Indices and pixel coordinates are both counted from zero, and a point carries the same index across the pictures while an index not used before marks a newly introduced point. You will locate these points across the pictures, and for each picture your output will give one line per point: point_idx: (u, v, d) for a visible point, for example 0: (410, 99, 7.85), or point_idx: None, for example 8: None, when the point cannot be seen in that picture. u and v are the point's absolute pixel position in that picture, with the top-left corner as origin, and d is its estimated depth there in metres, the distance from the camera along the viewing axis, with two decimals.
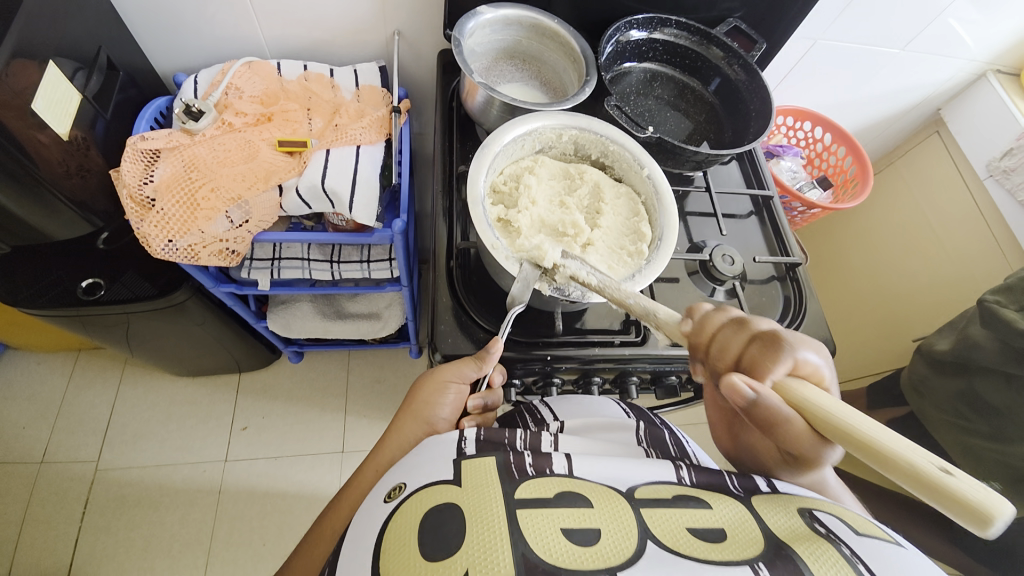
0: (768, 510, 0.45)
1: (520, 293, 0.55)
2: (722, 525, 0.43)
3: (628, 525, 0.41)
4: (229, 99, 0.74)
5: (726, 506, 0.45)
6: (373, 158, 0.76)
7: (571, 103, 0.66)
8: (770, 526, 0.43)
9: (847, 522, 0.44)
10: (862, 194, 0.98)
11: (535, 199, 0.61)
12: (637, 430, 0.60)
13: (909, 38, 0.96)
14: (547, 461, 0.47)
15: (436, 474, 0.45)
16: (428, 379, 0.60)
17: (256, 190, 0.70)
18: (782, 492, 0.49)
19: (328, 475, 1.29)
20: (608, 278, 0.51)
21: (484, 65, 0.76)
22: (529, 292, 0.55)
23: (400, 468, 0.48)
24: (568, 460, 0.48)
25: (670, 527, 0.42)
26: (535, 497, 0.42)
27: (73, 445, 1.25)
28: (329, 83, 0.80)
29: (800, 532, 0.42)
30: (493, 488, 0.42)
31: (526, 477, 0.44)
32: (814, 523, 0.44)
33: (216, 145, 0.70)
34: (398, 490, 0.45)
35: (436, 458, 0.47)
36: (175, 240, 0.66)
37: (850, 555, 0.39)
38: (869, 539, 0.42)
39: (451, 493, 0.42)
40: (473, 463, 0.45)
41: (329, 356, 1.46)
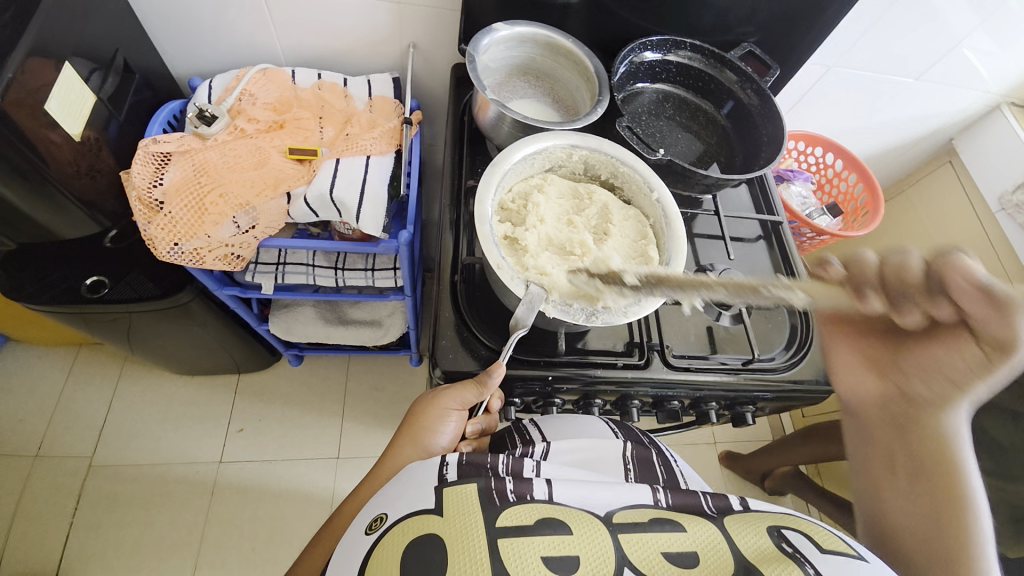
0: (739, 531, 0.45)
1: (524, 316, 0.54)
2: (696, 551, 0.42)
3: (604, 552, 0.41)
4: (242, 105, 0.75)
5: (700, 530, 0.44)
6: (381, 169, 0.76)
7: (582, 123, 0.66)
8: (740, 550, 0.43)
9: (812, 538, 0.45)
10: (873, 223, 0.97)
11: (543, 217, 0.60)
12: (626, 450, 0.58)
13: (923, 68, 0.95)
14: (528, 486, 0.45)
15: (417, 503, 0.43)
16: (429, 404, 0.60)
17: (264, 197, 0.70)
18: (755, 511, 0.48)
19: (322, 482, 1.28)
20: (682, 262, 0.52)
21: (497, 80, 0.76)
22: (533, 315, 0.54)
23: (382, 497, 0.47)
24: (549, 485, 0.46)
25: (644, 554, 0.41)
26: (514, 525, 0.41)
27: (69, 440, 1.25)
28: (342, 93, 0.80)
29: (768, 553, 0.42)
30: (474, 516, 0.41)
31: (508, 504, 0.43)
32: (782, 543, 0.44)
33: (226, 151, 0.70)
34: (380, 520, 0.44)
35: (418, 486, 0.45)
36: (182, 243, 0.67)
37: None
38: (834, 557, 0.42)
39: (434, 524, 0.41)
40: (454, 491, 0.43)
41: (329, 361, 1.45)
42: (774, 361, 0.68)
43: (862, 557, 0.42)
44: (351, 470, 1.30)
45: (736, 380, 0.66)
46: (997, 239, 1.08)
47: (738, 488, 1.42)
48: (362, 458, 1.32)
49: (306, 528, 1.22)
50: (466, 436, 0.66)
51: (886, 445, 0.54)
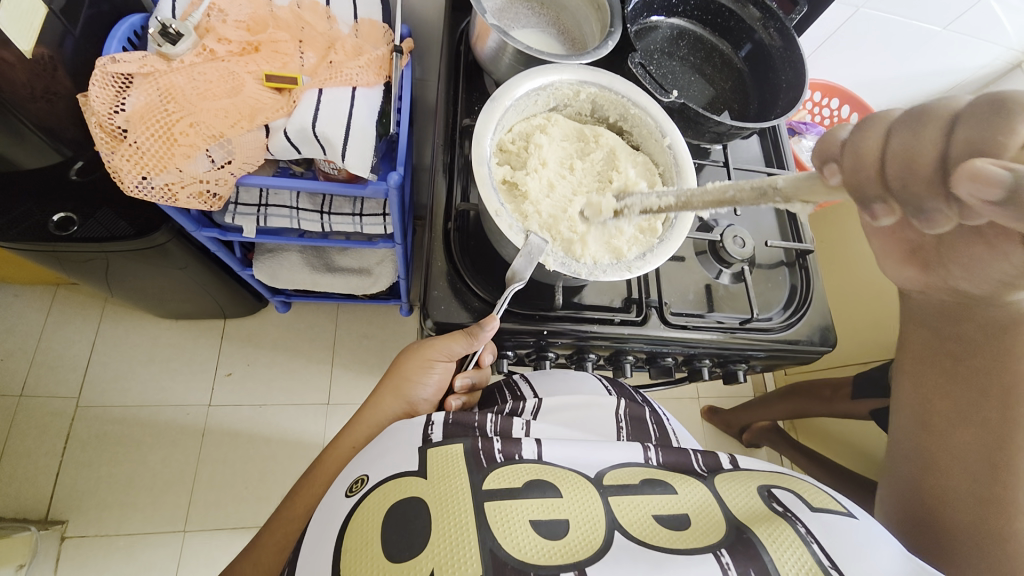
0: (729, 490, 0.46)
1: (522, 268, 0.51)
2: (687, 512, 0.43)
3: (594, 513, 0.41)
4: (212, 22, 0.67)
5: (691, 490, 0.45)
6: (369, 103, 0.70)
7: (591, 57, 0.60)
8: (731, 509, 0.43)
9: (802, 497, 0.45)
10: None
11: (545, 161, 0.56)
12: (617, 408, 0.57)
13: (953, 17, 0.88)
14: (516, 448, 0.45)
15: (401, 465, 0.42)
16: (413, 356, 0.59)
17: (239, 129, 0.64)
18: (743, 469, 0.50)
19: (313, 425, 1.30)
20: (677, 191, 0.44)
21: (499, 6, 0.69)
22: (531, 267, 0.50)
23: (363, 458, 0.46)
24: (538, 445, 0.46)
25: (636, 516, 0.41)
26: (502, 488, 0.41)
27: (53, 380, 1.23)
28: (325, 14, 0.72)
29: (758, 513, 0.43)
30: (460, 478, 0.41)
31: (494, 466, 0.42)
32: (772, 502, 0.44)
33: (195, 75, 0.63)
34: (360, 483, 0.43)
35: (403, 446, 0.45)
36: (150, 178, 0.61)
37: (805, 534, 0.40)
38: (823, 514, 0.42)
39: (417, 487, 0.40)
40: (439, 451, 0.43)
41: (318, 307, 1.42)
42: (770, 322, 0.67)
43: (852, 514, 0.43)
44: (342, 415, 1.32)
45: (732, 339, 0.65)
46: None
47: (717, 440, 1.47)
48: (352, 404, 1.34)
49: (297, 470, 1.24)
50: (455, 390, 0.65)
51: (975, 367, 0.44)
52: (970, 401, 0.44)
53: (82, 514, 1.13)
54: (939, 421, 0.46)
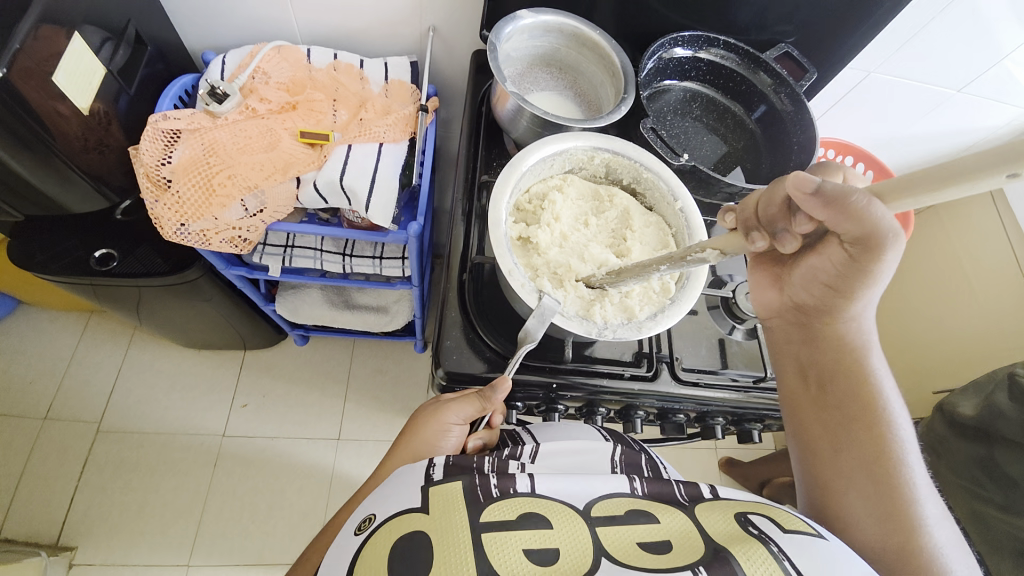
0: (709, 518, 0.44)
1: (534, 329, 0.51)
2: (669, 538, 0.42)
3: (582, 545, 0.40)
4: (255, 83, 0.73)
5: (672, 519, 0.44)
6: (394, 157, 0.74)
7: (604, 122, 0.63)
8: (708, 533, 0.42)
9: (775, 519, 0.44)
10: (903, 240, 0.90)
11: (559, 217, 0.59)
12: (614, 454, 0.57)
13: (968, 80, 0.90)
14: (510, 481, 0.45)
15: (404, 503, 0.43)
16: (428, 418, 0.59)
17: (273, 181, 0.68)
18: (724, 498, 0.48)
19: (322, 460, 1.30)
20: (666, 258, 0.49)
21: (518, 70, 0.73)
22: (542, 328, 0.51)
23: (371, 499, 0.47)
24: (531, 478, 0.45)
25: (620, 542, 0.41)
26: (500, 521, 0.40)
27: (78, 404, 1.27)
28: (358, 75, 0.78)
29: (735, 536, 0.42)
30: (458, 514, 0.41)
31: (492, 500, 0.42)
32: (748, 526, 0.43)
33: (237, 131, 0.68)
34: (368, 522, 0.44)
35: (407, 487, 0.45)
36: (188, 224, 0.66)
37: (777, 551, 0.39)
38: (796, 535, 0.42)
39: (420, 523, 0.41)
40: (440, 490, 0.43)
41: (335, 342, 1.45)
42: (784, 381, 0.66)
43: (821, 534, 0.42)
44: (351, 451, 1.32)
45: (743, 398, 0.64)
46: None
47: None
48: (362, 440, 1.34)
49: (303, 506, 1.24)
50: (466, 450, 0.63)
51: (818, 378, 0.52)
52: (835, 420, 0.50)
53: (90, 542, 1.14)
54: (830, 458, 0.49)
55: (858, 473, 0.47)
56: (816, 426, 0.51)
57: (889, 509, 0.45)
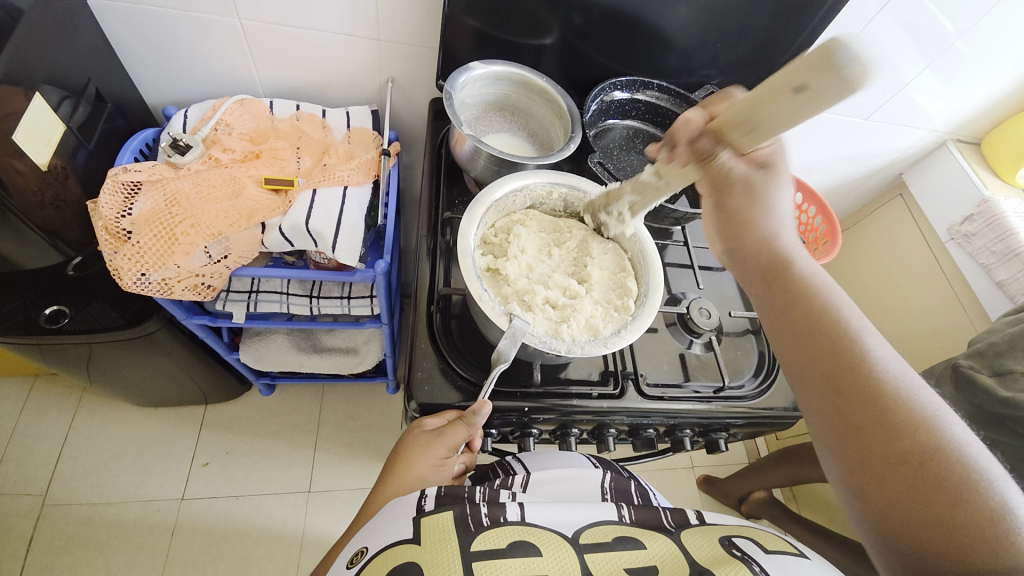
0: (695, 541, 0.47)
1: (506, 349, 0.52)
2: (655, 563, 0.43)
3: (572, 572, 0.41)
4: (218, 135, 0.75)
5: (659, 543, 0.45)
6: (358, 198, 0.77)
7: (556, 158, 0.68)
8: (694, 557, 0.44)
9: (758, 541, 0.47)
10: (834, 253, 1.00)
11: (524, 248, 0.62)
12: (604, 479, 0.58)
13: (873, 109, 1.02)
14: (501, 510, 0.45)
15: (397, 534, 0.43)
16: (414, 450, 0.55)
17: (238, 227, 0.69)
18: (710, 523, 0.50)
19: (292, 516, 1.24)
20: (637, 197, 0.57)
21: (474, 115, 0.79)
22: (517, 348, 0.52)
23: (364, 531, 0.47)
24: (521, 507, 0.46)
25: (609, 568, 0.41)
26: (489, 548, 0.41)
27: (18, 478, 1.17)
28: (320, 124, 0.81)
29: (718, 559, 0.44)
30: (451, 542, 0.41)
31: (482, 529, 0.42)
32: (732, 548, 0.45)
33: (200, 180, 0.70)
34: (360, 554, 0.44)
35: (399, 517, 0.45)
36: (150, 274, 0.65)
37: (759, 572, 0.42)
38: (778, 556, 0.45)
39: (412, 553, 0.40)
40: (431, 519, 0.43)
41: (302, 390, 1.41)
42: (741, 389, 0.70)
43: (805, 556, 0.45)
44: (324, 502, 1.27)
45: (709, 408, 0.67)
46: (948, 266, 1.13)
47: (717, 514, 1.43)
48: (334, 491, 1.29)
49: (274, 567, 1.17)
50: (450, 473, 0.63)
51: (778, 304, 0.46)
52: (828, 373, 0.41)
53: None
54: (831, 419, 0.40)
55: (820, 394, 0.41)
56: (809, 379, 0.42)
57: (852, 421, 0.38)
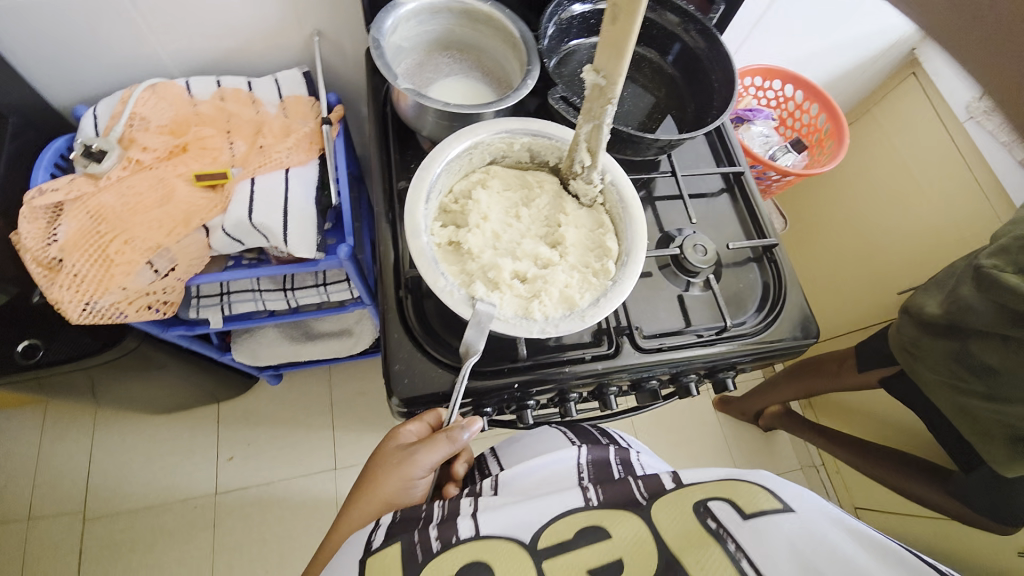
0: (666, 514, 0.48)
1: (473, 339, 0.48)
2: (621, 556, 0.44)
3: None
4: (135, 132, 0.66)
5: (625, 529, 0.46)
6: (305, 180, 0.69)
7: (514, 100, 0.59)
8: (663, 537, 0.46)
9: (737, 504, 0.48)
10: (839, 155, 0.90)
11: (486, 215, 0.55)
12: (580, 457, 0.57)
13: None
14: (453, 528, 0.45)
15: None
16: (393, 468, 0.55)
17: (177, 236, 0.63)
18: (685, 485, 0.51)
19: (324, 494, 1.28)
20: (591, 131, 0.50)
21: (416, 61, 0.69)
22: (484, 337, 0.48)
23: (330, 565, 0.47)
24: (475, 519, 0.46)
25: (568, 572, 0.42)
26: None
27: (58, 498, 1.22)
28: (248, 99, 0.72)
29: (692, 535, 0.45)
30: None
31: (432, 556, 0.43)
32: (707, 519, 0.47)
33: (124, 189, 0.63)
34: None
35: (354, 553, 0.45)
36: (95, 301, 0.60)
37: (734, 552, 0.44)
38: (755, 521, 0.46)
39: None
40: (380, 556, 0.43)
41: (310, 374, 1.41)
42: (744, 328, 0.65)
43: (789, 509, 0.46)
44: (352, 477, 1.30)
45: (714, 351, 0.63)
46: (967, 150, 1.02)
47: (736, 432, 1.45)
48: (359, 464, 1.32)
49: (315, 542, 1.23)
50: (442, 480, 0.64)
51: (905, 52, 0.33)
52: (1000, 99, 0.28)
53: None
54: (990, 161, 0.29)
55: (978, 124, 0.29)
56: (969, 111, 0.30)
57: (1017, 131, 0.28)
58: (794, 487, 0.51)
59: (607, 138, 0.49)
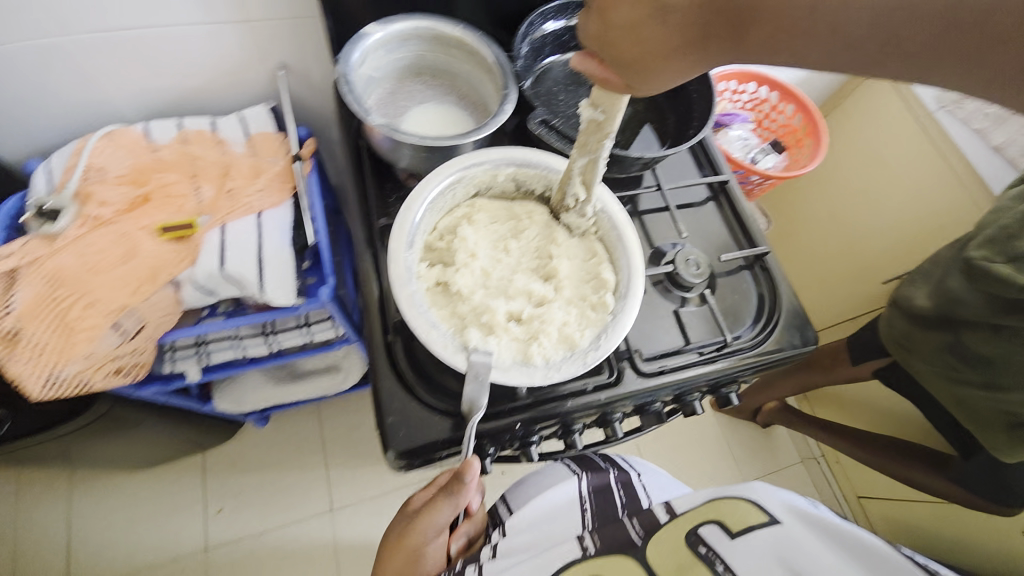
0: (661, 548, 0.47)
1: (474, 395, 0.46)
2: None
3: None
4: (91, 184, 0.62)
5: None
6: (279, 224, 0.66)
7: (492, 127, 0.57)
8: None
9: (725, 525, 0.47)
10: (819, 154, 0.90)
11: (474, 252, 0.54)
12: (581, 491, 0.61)
13: None
14: None
15: None
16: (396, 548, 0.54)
17: (144, 294, 0.58)
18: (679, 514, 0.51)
19: (322, 537, 1.22)
20: (586, 162, 0.50)
21: (388, 90, 0.66)
22: (484, 390, 0.45)
23: None
24: None
25: None
26: None
27: (34, 569, 1.14)
28: (214, 140, 0.68)
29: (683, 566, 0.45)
30: None
31: None
32: (698, 545, 0.46)
33: (83, 248, 0.58)
34: None
35: None
36: (58, 372, 0.56)
37: None
38: (743, 541, 0.45)
39: None
40: None
41: (299, 411, 1.35)
42: (739, 344, 0.63)
43: (775, 520, 0.47)
44: (350, 517, 1.25)
45: (717, 368, 0.61)
46: (937, 138, 1.03)
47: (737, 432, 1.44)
48: (357, 502, 1.27)
49: None
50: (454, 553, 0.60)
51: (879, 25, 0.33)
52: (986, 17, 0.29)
53: None
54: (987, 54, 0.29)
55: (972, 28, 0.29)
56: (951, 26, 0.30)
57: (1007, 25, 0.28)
58: (780, 494, 0.52)
59: (603, 171, 0.50)
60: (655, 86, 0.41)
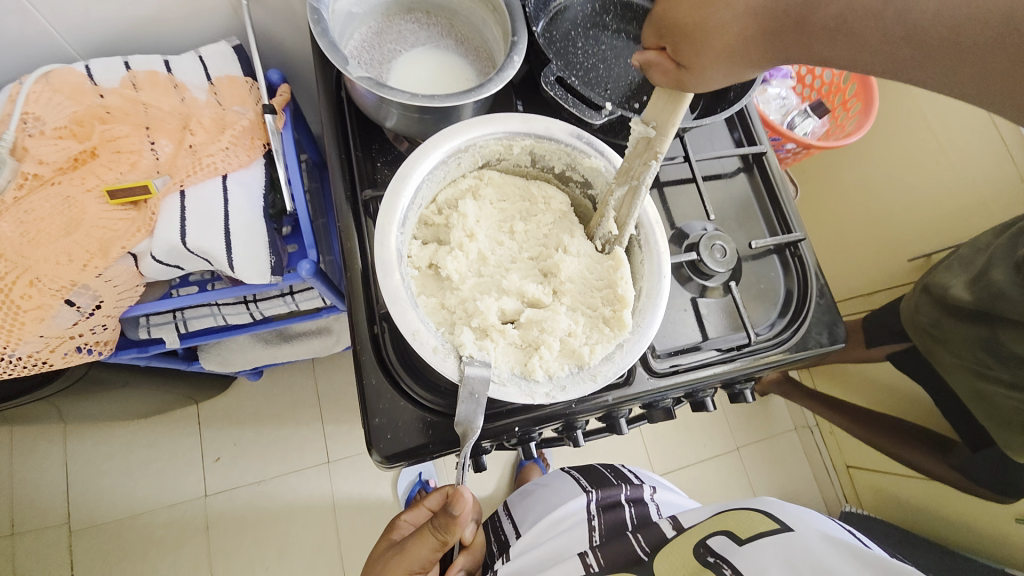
0: (665, 562, 0.51)
1: (470, 415, 0.41)
2: None
3: None
4: (26, 137, 0.53)
5: None
6: (250, 188, 0.58)
7: (498, 84, 0.47)
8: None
9: (732, 534, 0.50)
10: (865, 123, 0.79)
11: (472, 232, 0.47)
12: (590, 505, 0.63)
13: None
14: None
15: None
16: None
17: (96, 268, 0.52)
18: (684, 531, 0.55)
19: (319, 489, 1.24)
20: (621, 196, 0.44)
21: (374, 27, 0.56)
22: (478, 411, 0.41)
23: None
24: None
25: None
26: None
27: (38, 512, 1.16)
28: (168, 84, 0.59)
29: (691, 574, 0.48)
30: None
31: None
32: (705, 556, 0.49)
33: (21, 213, 0.51)
34: None
35: None
36: (9, 352, 0.50)
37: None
38: (750, 547, 0.48)
39: None
40: None
41: (292, 367, 1.33)
42: (758, 338, 0.58)
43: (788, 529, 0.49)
44: (346, 470, 1.27)
45: (733, 369, 0.56)
46: None
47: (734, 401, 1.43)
48: (353, 456, 1.28)
49: (314, 535, 1.21)
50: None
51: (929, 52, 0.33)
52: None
53: None
54: None
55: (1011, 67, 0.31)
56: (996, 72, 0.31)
57: None
58: (787, 506, 0.54)
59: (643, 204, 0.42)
60: (703, 81, 0.40)
